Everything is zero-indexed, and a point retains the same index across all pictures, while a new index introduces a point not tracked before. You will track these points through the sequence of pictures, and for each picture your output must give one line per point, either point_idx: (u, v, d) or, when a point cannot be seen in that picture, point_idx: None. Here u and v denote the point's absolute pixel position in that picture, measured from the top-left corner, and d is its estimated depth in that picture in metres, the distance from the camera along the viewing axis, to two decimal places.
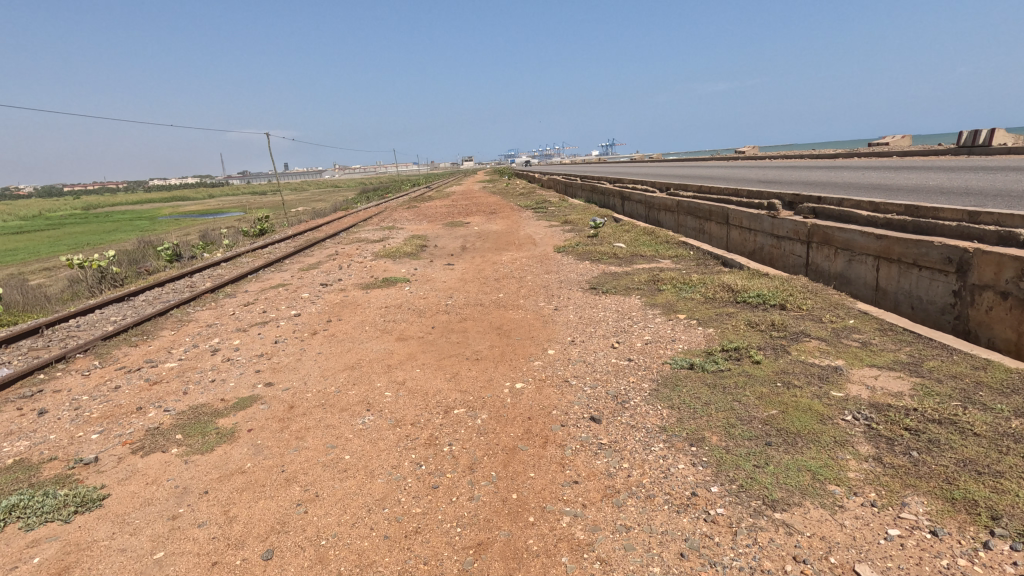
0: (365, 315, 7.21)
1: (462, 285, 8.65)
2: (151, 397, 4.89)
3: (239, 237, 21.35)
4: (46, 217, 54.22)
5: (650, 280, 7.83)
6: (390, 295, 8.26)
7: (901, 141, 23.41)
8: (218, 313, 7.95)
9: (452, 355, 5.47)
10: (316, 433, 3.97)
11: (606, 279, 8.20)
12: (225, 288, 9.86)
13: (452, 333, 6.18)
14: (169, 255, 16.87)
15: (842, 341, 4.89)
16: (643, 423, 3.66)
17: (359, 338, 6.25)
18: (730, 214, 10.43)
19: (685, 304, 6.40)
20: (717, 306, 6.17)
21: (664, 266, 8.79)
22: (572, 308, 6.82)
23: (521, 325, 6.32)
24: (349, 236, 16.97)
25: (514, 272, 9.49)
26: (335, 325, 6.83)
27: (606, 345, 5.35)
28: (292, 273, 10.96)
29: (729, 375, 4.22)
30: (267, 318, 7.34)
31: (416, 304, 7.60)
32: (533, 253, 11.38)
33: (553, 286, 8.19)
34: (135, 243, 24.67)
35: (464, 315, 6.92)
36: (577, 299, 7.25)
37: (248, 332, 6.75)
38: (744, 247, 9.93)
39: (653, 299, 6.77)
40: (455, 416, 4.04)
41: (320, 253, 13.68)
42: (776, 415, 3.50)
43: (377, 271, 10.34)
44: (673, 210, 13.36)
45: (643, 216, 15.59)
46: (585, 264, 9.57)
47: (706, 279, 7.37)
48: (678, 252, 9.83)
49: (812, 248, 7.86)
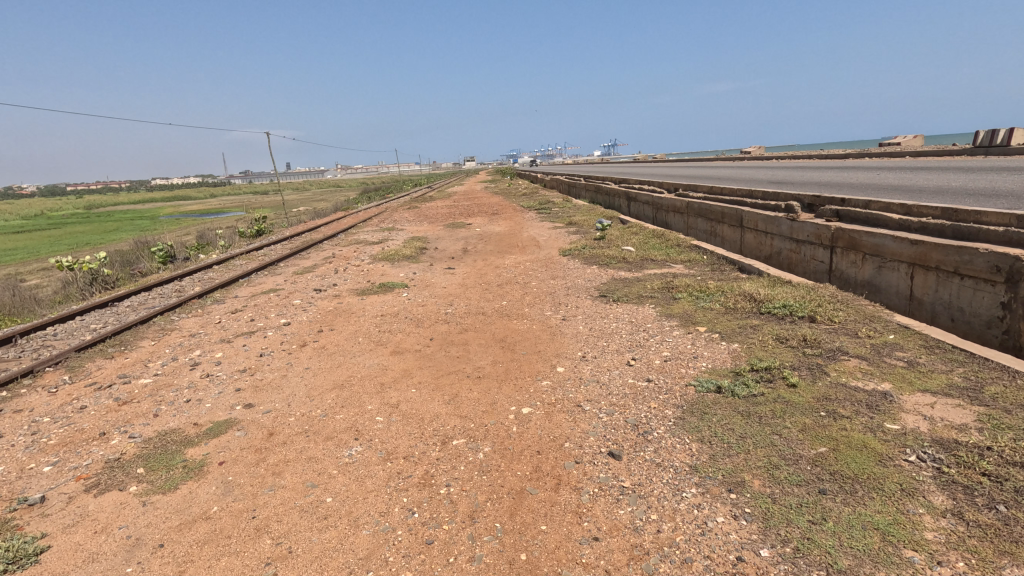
0: (359, 325, 6.73)
1: (463, 291, 8.18)
2: (117, 420, 4.42)
3: (237, 238, 20.89)
4: (46, 216, 53.87)
5: (663, 288, 7.34)
6: (386, 302, 7.77)
7: (913, 141, 22.88)
8: (204, 321, 7.47)
9: (451, 372, 4.98)
10: (296, 468, 3.49)
11: (617, 286, 7.71)
12: (214, 293, 9.38)
13: (452, 347, 5.69)
14: (164, 257, 16.39)
15: (885, 360, 4.39)
16: (671, 461, 3.17)
17: (351, 352, 5.77)
18: (744, 216, 9.93)
19: (704, 315, 5.91)
20: (740, 318, 5.67)
21: (677, 272, 8.29)
22: (581, 319, 6.32)
23: (527, 338, 5.82)
24: (348, 238, 16.52)
25: (518, 277, 9.01)
26: (326, 337, 6.35)
27: (620, 363, 4.86)
28: (285, 277, 10.49)
29: (765, 402, 3.73)
30: (254, 328, 6.86)
31: (414, 313, 7.12)
32: (537, 257, 10.89)
33: (560, 293, 7.69)
34: (131, 243, 24.22)
35: (465, 325, 6.44)
36: (586, 307, 6.76)
37: (232, 344, 6.27)
38: (760, 252, 9.44)
39: (669, 310, 6.28)
40: (453, 450, 3.55)
41: (317, 255, 13.21)
42: (826, 454, 3.01)
43: (374, 275, 9.86)
44: (682, 212, 12.89)
45: (651, 218, 15.12)
46: (593, 269, 9.08)
47: (724, 287, 6.87)
48: (691, 256, 9.33)
49: (836, 254, 7.36)
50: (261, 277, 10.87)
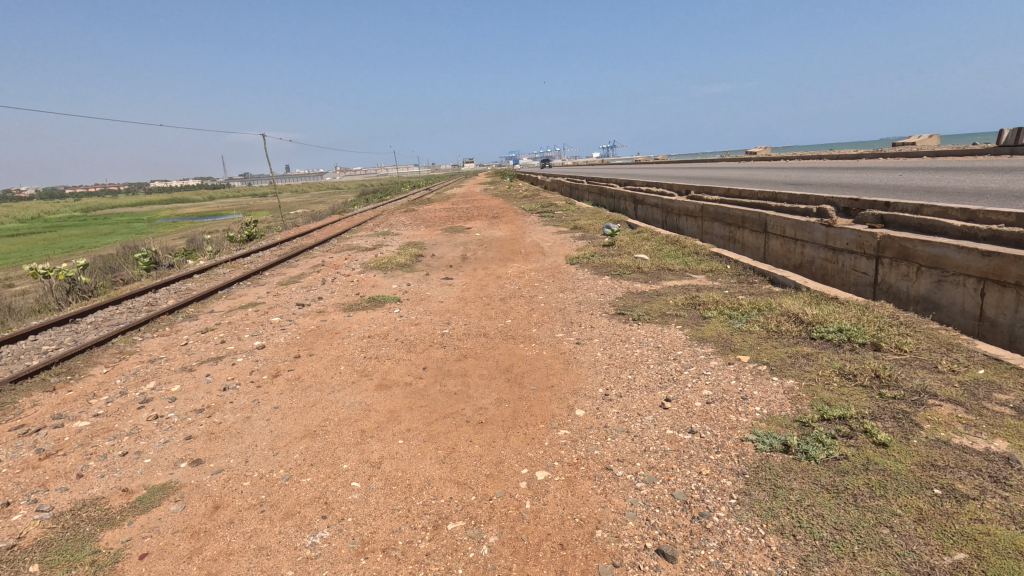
0: (342, 350, 5.87)
1: (462, 307, 7.32)
2: (32, 482, 3.54)
3: (226, 243, 20.00)
4: (41, 218, 52.96)
5: (689, 305, 6.48)
6: (375, 320, 6.91)
7: (929, 140, 22.05)
8: (168, 343, 6.60)
9: (447, 416, 4.13)
10: (239, 567, 2.63)
11: (635, 302, 6.86)
12: (187, 308, 8.49)
13: (449, 380, 4.84)
14: (146, 264, 15.49)
15: (986, 404, 3.53)
16: (746, 571, 2.32)
17: (329, 385, 4.91)
18: (769, 221, 9.10)
19: (744, 341, 5.06)
20: (788, 346, 4.82)
21: (700, 285, 7.45)
22: (598, 343, 5.46)
23: (537, 368, 4.96)
24: (341, 243, 15.64)
25: (522, 289, 8.16)
26: (303, 364, 5.49)
27: (653, 407, 4.00)
28: (268, 288, 9.62)
29: (853, 470, 2.87)
30: (222, 353, 5.99)
31: (405, 334, 6.26)
32: (543, 266, 10.04)
33: (571, 309, 6.83)
34: (117, 247, 23.23)
35: (464, 351, 5.58)
36: (603, 328, 5.90)
37: (194, 373, 5.40)
38: (788, 261, 8.62)
39: (700, 332, 5.42)
40: (448, 541, 2.69)
41: (306, 263, 12.34)
42: (969, 565, 2.16)
43: (364, 287, 9.00)
44: (696, 216, 12.06)
45: (660, 222, 14.31)
46: (606, 280, 8.22)
47: (761, 305, 6.01)
48: (713, 266, 8.48)
49: (883, 265, 6.53)
50: (242, 288, 9.99)
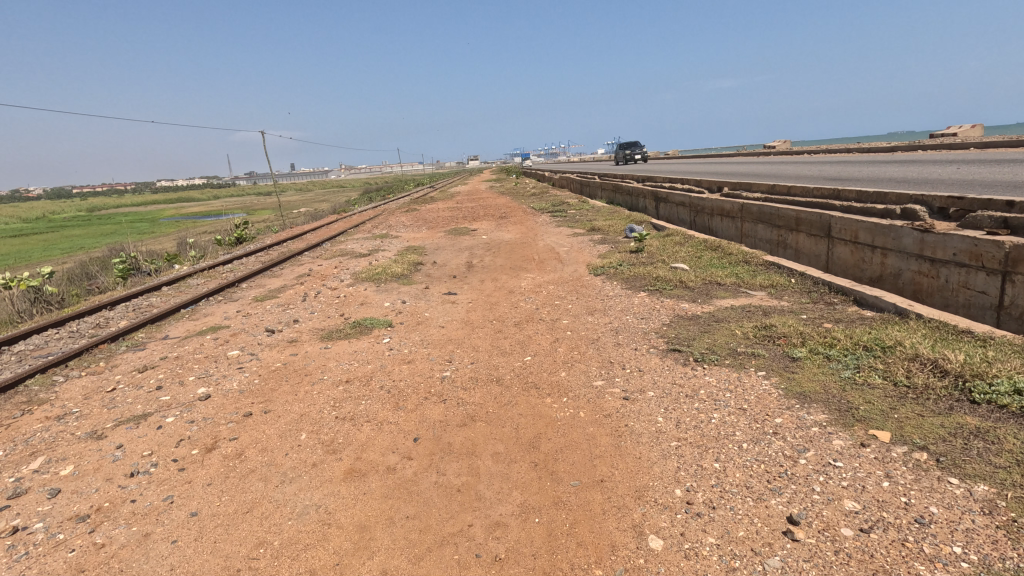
0: (310, 403, 4.42)
1: (467, 336, 5.85)
2: None
3: (214, 246, 18.62)
4: (40, 219, 51.85)
5: (763, 336, 4.98)
6: (357, 356, 5.45)
7: (972, 131, 20.34)
8: (92, 389, 5.15)
9: (445, 543, 2.67)
10: None
11: (688, 331, 5.35)
12: (137, 334, 7.04)
13: (450, 465, 3.38)
14: (121, 271, 14.10)
15: None
16: None
17: (279, 469, 3.45)
18: (835, 224, 7.58)
19: (869, 403, 3.55)
20: (941, 413, 3.31)
21: (766, 307, 5.94)
22: (656, 402, 3.96)
23: (575, 446, 3.48)
24: (334, 248, 14.20)
25: (540, 310, 6.69)
26: (252, 429, 4.03)
27: (774, 536, 2.50)
28: (240, 306, 8.19)
29: None
30: (151, 407, 4.53)
31: (394, 380, 4.79)
32: (562, 277, 8.56)
33: (607, 341, 5.32)
34: (102, 251, 21.80)
35: (471, 409, 4.10)
36: (656, 375, 4.42)
37: (102, 442, 3.95)
38: (862, 272, 7.13)
39: (798, 387, 3.92)
40: None
41: (291, 272, 10.88)
42: None
43: (351, 306, 7.56)
44: (735, 216, 10.54)
45: (689, 222, 12.80)
46: (642, 298, 6.74)
47: (867, 340, 4.50)
48: (772, 278, 6.97)
49: (1014, 283, 5.03)
50: (210, 305, 8.55)
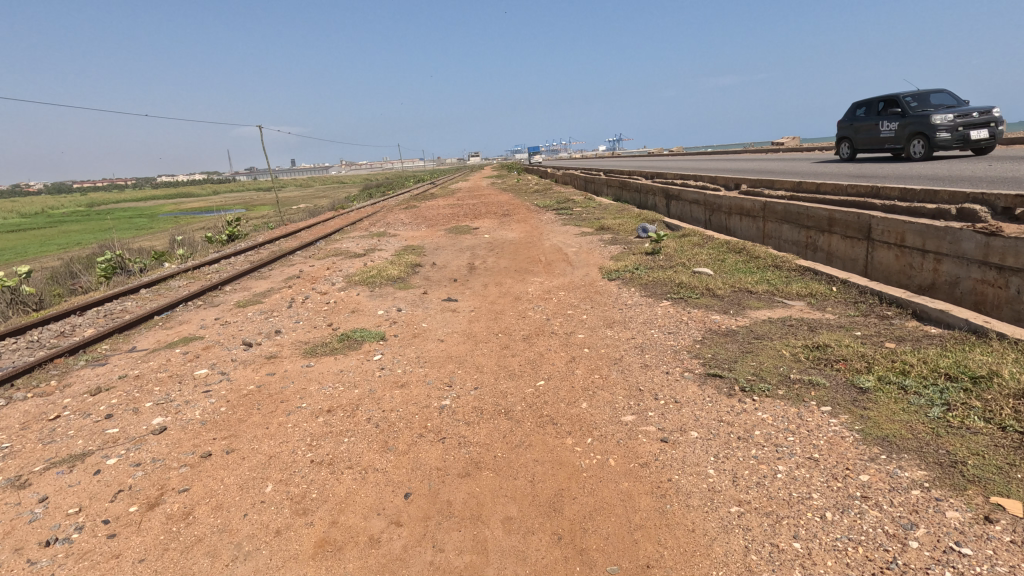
0: (282, 441, 3.68)
1: (470, 354, 5.12)
2: None
3: (206, 244, 17.88)
4: (37, 214, 51.17)
5: (818, 358, 4.23)
6: (343, 377, 4.71)
7: None
8: (33, 416, 4.41)
9: None
10: None
11: (726, 350, 4.62)
12: (101, 346, 6.29)
13: (449, 537, 2.65)
14: (105, 271, 13.39)
15: None
16: None
17: (233, 539, 2.73)
18: (877, 225, 6.83)
19: (979, 456, 2.80)
20: None
21: (810, 322, 5.20)
22: (703, 447, 3.23)
23: (607, 511, 2.76)
24: (328, 247, 13.47)
25: (551, 321, 5.95)
26: (210, 477, 3.30)
27: None
28: (220, 313, 7.45)
29: None
30: (95, 443, 3.81)
31: (383, 409, 4.06)
32: (574, 282, 7.83)
33: (632, 362, 4.59)
34: (90, 249, 21.01)
35: (475, 452, 3.38)
36: (698, 409, 3.68)
37: (23, 494, 3.22)
38: (910, 279, 6.38)
39: (880, 430, 3.17)
40: None
41: (280, 274, 10.15)
42: None
43: (340, 314, 6.82)
44: (757, 216, 9.80)
45: (704, 222, 12.08)
46: (666, 308, 6.01)
47: (949, 367, 3.75)
48: (810, 286, 6.23)
49: None
50: (188, 311, 7.81)
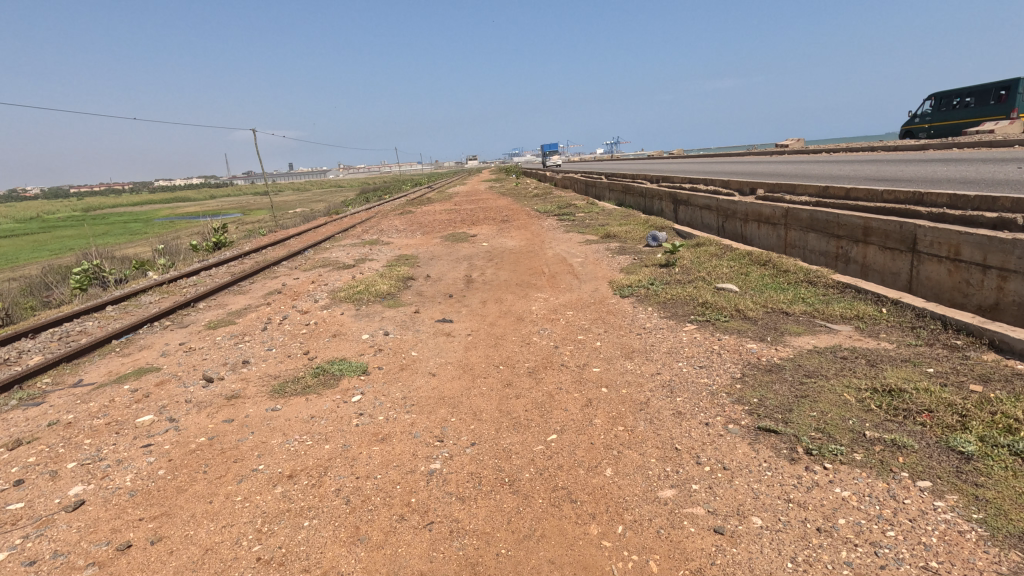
0: (224, 526, 2.87)
1: (467, 393, 4.31)
2: None
3: (192, 253, 17.06)
4: (28, 219, 50.33)
5: (893, 408, 3.43)
6: (312, 427, 3.90)
7: (1011, 127, 18.78)
8: None
9: None
10: None
11: (775, 393, 3.83)
12: (42, 379, 5.47)
13: None
14: (81, 283, 12.60)
15: None
16: None
17: None
18: (925, 235, 6.04)
19: None
20: None
21: (866, 353, 4.41)
22: (776, 546, 2.43)
23: None
24: (317, 256, 12.68)
25: (560, 350, 5.15)
26: None
27: None
28: (187, 336, 6.63)
29: None
30: None
31: (356, 476, 3.24)
32: (582, 299, 7.05)
33: (663, 409, 3.79)
34: (74, 256, 20.19)
35: (469, 549, 2.57)
36: (755, 482, 2.88)
37: None
38: (967, 297, 5.58)
39: (1013, 523, 2.36)
40: None
41: (261, 289, 9.34)
42: None
43: (320, 338, 6.02)
44: (778, 223, 9.01)
45: (716, 229, 11.28)
46: (692, 334, 5.22)
47: None
48: (856, 306, 5.44)
49: None
50: (153, 333, 7.00)
